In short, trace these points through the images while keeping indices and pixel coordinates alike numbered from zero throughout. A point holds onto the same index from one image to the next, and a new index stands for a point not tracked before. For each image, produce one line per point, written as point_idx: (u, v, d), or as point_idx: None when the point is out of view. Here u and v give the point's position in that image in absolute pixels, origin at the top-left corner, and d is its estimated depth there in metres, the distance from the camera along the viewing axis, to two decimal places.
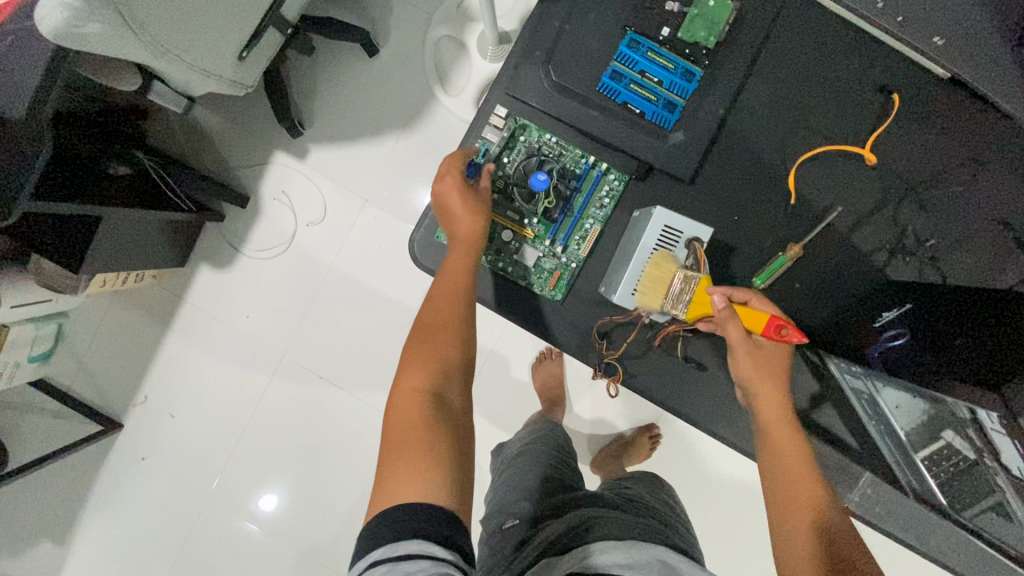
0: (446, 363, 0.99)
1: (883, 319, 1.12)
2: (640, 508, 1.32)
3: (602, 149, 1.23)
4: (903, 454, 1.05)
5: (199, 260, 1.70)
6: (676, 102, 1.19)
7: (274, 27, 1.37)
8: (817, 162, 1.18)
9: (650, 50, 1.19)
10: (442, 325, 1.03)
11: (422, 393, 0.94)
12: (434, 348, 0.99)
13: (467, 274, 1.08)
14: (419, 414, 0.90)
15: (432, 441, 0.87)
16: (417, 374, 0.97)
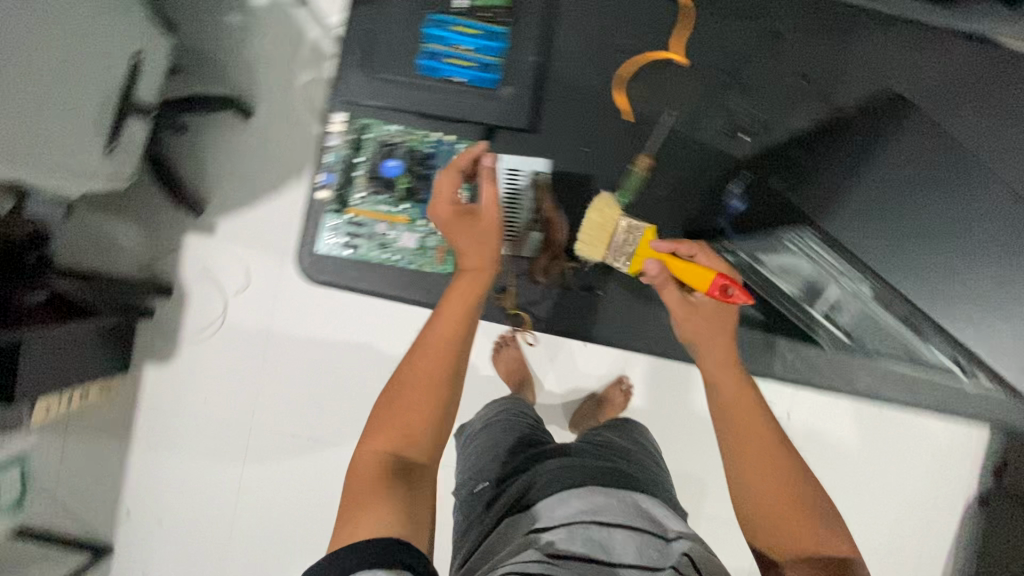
0: (412, 424, 0.95)
1: (731, 194, 1.43)
2: (609, 453, 1.37)
3: (442, 123, 1.51)
4: (796, 306, 1.48)
5: (144, 358, 1.73)
6: (494, 63, 1.47)
7: (134, 115, 1.28)
8: (636, 78, 1.46)
9: (455, 26, 1.46)
10: (426, 385, 0.98)
11: (386, 462, 0.91)
12: (411, 412, 0.96)
13: (462, 323, 1.03)
14: (377, 483, 0.88)
15: (396, 501, 0.86)
16: (383, 442, 0.93)
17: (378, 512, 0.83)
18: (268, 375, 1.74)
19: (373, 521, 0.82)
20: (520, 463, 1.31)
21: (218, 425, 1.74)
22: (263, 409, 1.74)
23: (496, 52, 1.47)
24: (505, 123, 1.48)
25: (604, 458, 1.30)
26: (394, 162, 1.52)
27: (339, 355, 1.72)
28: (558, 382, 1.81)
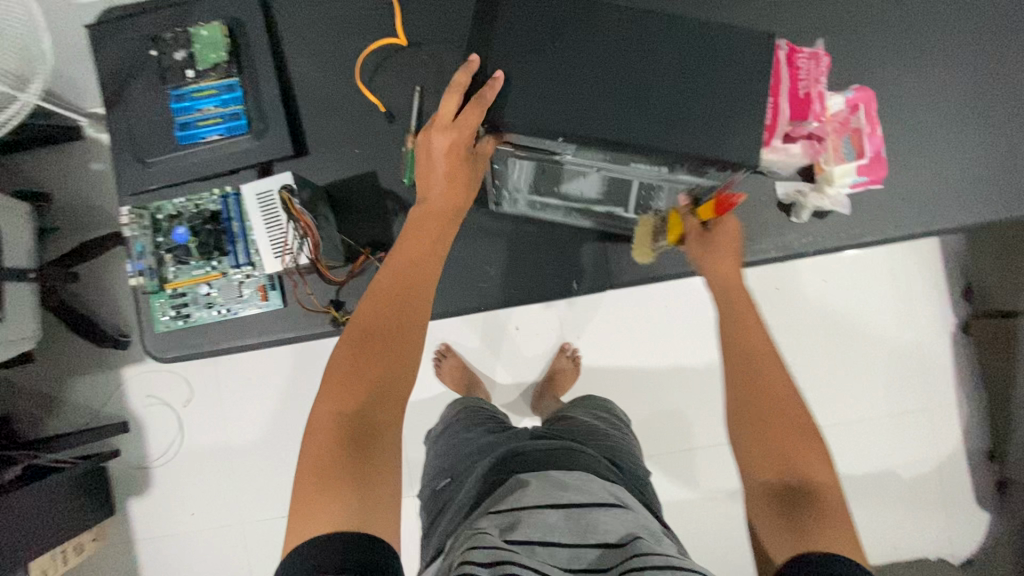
0: (383, 382, 0.69)
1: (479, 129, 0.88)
2: (591, 426, 1.02)
3: (218, 180, 1.01)
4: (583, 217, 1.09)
5: (125, 496, 1.76)
6: (237, 109, 0.97)
7: (12, 279, 1.38)
8: (376, 72, 1.01)
9: (193, 94, 0.97)
10: (392, 333, 0.72)
11: (350, 419, 0.66)
12: (375, 366, 0.69)
13: (428, 279, 0.78)
14: (343, 451, 0.63)
15: (383, 497, 0.62)
16: (344, 401, 0.67)
17: (358, 499, 0.60)
18: (242, 465, 1.74)
19: (346, 508, 0.59)
20: (491, 437, 0.98)
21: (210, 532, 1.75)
22: (245, 501, 1.75)
23: (236, 96, 0.97)
24: (278, 159, 0.99)
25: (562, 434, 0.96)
26: (183, 229, 0.96)
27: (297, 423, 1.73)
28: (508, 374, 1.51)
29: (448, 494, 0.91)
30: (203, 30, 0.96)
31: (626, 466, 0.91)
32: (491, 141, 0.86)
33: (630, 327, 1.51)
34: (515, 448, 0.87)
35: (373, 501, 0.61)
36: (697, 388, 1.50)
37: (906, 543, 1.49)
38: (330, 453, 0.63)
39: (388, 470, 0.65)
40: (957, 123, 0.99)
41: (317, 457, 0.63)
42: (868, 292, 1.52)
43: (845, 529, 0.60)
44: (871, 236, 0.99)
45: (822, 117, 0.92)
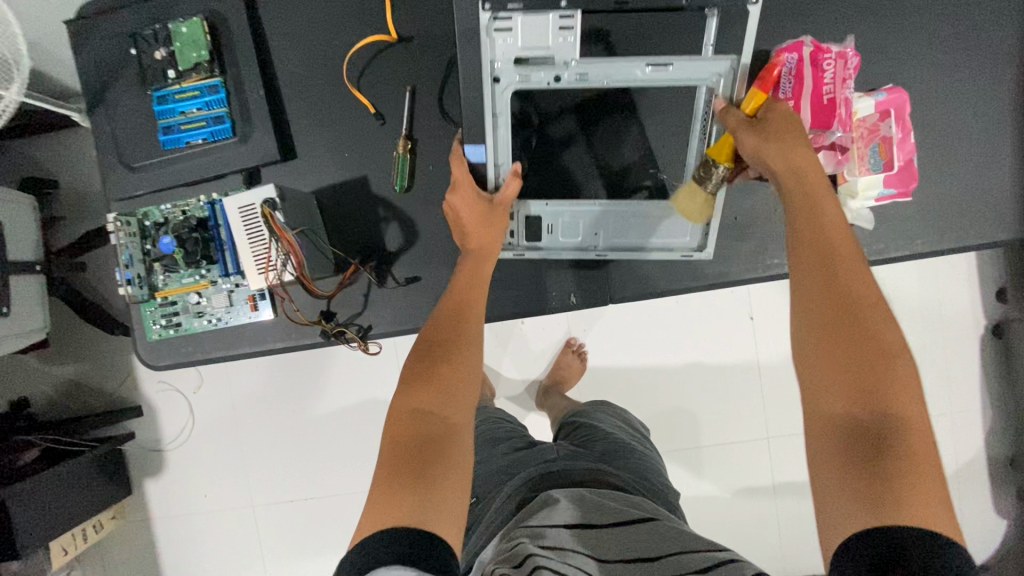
0: (457, 382, 0.72)
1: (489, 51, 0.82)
2: (616, 438, 0.93)
3: (206, 185, 0.98)
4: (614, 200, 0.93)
5: (142, 478, 1.67)
6: (222, 112, 0.92)
7: (21, 269, 1.33)
8: (370, 73, 0.95)
9: (175, 96, 0.92)
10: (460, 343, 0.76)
11: (429, 419, 0.67)
12: (450, 369, 0.72)
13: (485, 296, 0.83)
14: (416, 443, 0.64)
15: (449, 492, 0.62)
16: (424, 397, 0.69)
17: (427, 494, 0.59)
18: (253, 454, 1.62)
19: (413, 499, 0.58)
20: (510, 459, 0.88)
21: (223, 518, 1.64)
22: (256, 488, 1.62)
23: (220, 98, 0.92)
24: (266, 163, 0.95)
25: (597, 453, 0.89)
26: (169, 238, 0.93)
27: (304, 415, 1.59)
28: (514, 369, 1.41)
29: (478, 516, 0.84)
30: (183, 27, 0.90)
31: (651, 483, 0.83)
32: (513, 180, 0.86)
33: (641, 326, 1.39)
34: (542, 469, 0.79)
35: (442, 498, 0.60)
36: (709, 388, 1.39)
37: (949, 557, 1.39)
38: (404, 450, 0.64)
39: (456, 468, 0.64)
40: (1000, 126, 0.90)
41: (390, 458, 0.64)
42: (891, 288, 1.35)
43: (935, 480, 0.50)
44: (895, 252, 0.91)
45: (848, 125, 0.84)
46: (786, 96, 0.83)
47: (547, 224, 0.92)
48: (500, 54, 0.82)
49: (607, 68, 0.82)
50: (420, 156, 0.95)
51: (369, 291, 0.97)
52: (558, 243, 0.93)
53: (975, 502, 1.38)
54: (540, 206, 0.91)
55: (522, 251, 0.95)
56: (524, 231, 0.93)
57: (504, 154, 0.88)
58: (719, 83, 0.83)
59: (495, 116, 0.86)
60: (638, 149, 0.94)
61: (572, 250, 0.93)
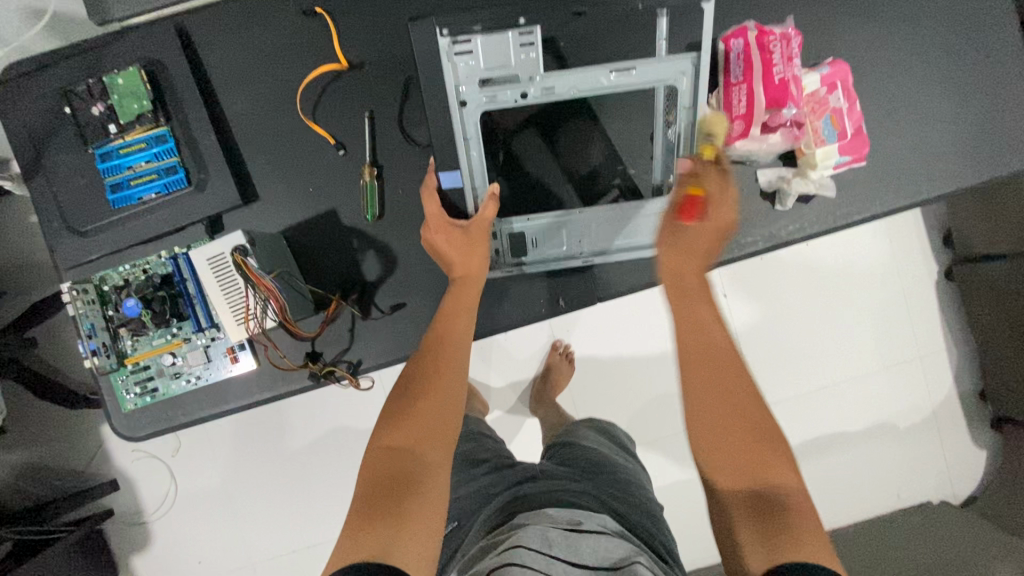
0: (433, 424, 0.69)
1: (455, 81, 0.84)
2: (602, 454, 0.89)
3: (165, 239, 0.92)
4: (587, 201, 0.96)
5: (128, 554, 1.56)
6: (173, 161, 0.88)
7: None
8: (323, 105, 0.93)
9: (121, 151, 0.88)
10: (439, 380, 0.73)
11: (406, 460, 0.65)
12: (429, 408, 0.70)
13: (464, 328, 0.80)
14: (391, 483, 0.62)
15: (424, 536, 0.59)
16: (401, 435, 0.67)
17: (395, 529, 0.58)
18: (242, 508, 1.53)
19: (386, 538, 0.57)
20: (488, 478, 0.84)
21: None
22: (252, 544, 1.54)
23: (169, 148, 0.88)
24: (226, 209, 0.91)
25: (599, 465, 0.85)
26: (132, 301, 0.87)
27: (289, 461, 1.51)
28: (505, 380, 1.39)
29: (458, 540, 0.78)
30: (120, 78, 0.86)
31: (635, 498, 0.79)
32: (491, 204, 0.86)
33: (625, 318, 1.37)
34: (522, 488, 0.76)
35: (408, 533, 0.58)
36: None
37: (940, 493, 1.44)
38: (375, 487, 0.62)
39: (428, 507, 0.61)
40: (932, 86, 0.95)
41: (361, 493, 0.62)
42: (852, 250, 1.41)
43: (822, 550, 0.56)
44: (856, 216, 0.95)
45: (800, 102, 0.88)
46: (737, 80, 0.88)
47: (531, 237, 0.90)
48: (464, 78, 0.84)
49: (572, 77, 0.83)
50: (387, 182, 0.93)
51: (354, 326, 0.94)
52: (544, 254, 0.92)
53: (951, 437, 1.45)
54: (523, 222, 0.89)
55: (511, 267, 0.92)
56: (510, 248, 0.91)
57: (480, 177, 0.88)
58: (684, 81, 0.83)
59: (467, 140, 0.86)
60: (602, 150, 0.96)
61: (558, 259, 0.92)
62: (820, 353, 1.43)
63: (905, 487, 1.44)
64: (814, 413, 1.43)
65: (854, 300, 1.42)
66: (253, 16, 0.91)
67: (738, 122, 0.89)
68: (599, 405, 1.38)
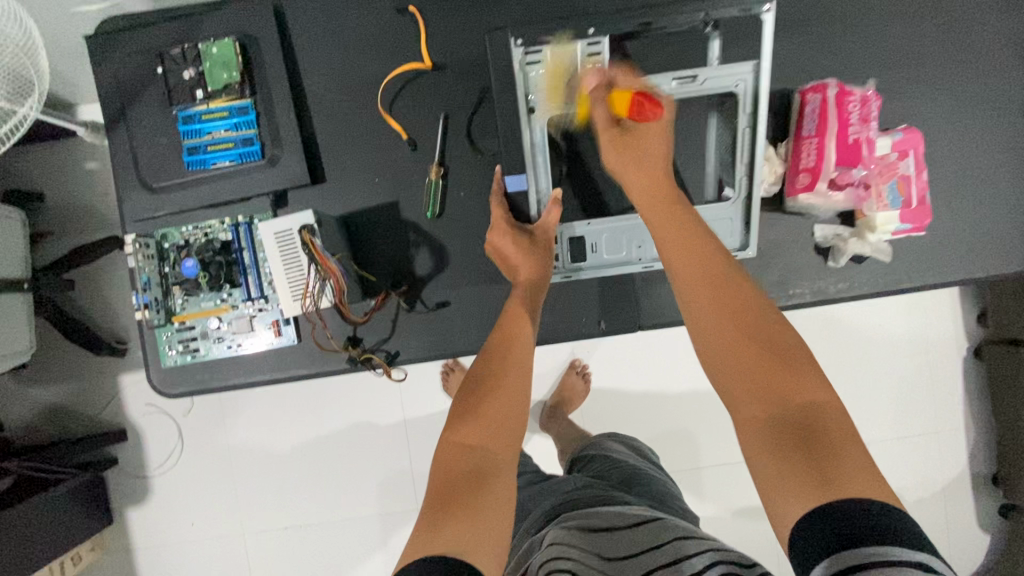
0: (501, 419, 0.70)
1: (525, 85, 0.87)
2: (630, 466, 0.91)
3: (229, 207, 0.95)
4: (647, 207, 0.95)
5: (127, 503, 1.58)
6: (250, 133, 0.91)
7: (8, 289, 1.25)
8: (400, 100, 0.95)
9: (202, 116, 0.91)
10: (504, 374, 0.75)
11: (476, 455, 0.67)
12: (500, 403, 0.71)
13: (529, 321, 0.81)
14: (465, 479, 0.64)
15: (492, 535, 0.60)
16: (472, 432, 0.68)
17: (473, 523, 0.60)
18: (245, 476, 1.55)
19: (458, 534, 0.59)
20: (525, 494, 0.88)
21: (214, 546, 1.56)
22: (249, 514, 1.55)
23: (249, 120, 0.91)
24: (293, 187, 0.93)
25: (632, 475, 0.88)
26: (192, 262, 0.90)
27: (299, 438, 1.53)
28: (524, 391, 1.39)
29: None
30: (213, 48, 0.89)
31: (671, 507, 0.81)
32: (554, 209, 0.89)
33: (653, 349, 1.38)
34: (565, 498, 0.78)
35: (481, 533, 0.60)
36: (717, 414, 1.38)
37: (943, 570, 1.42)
38: (448, 480, 0.65)
39: (498, 501, 0.64)
40: (998, 166, 0.95)
41: (433, 489, 0.64)
42: (886, 314, 1.41)
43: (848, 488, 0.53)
44: (906, 283, 0.96)
45: (870, 164, 0.89)
46: (809, 134, 0.89)
47: (591, 243, 0.92)
48: (534, 85, 0.87)
49: (635, 84, 0.84)
50: (451, 182, 0.95)
51: (397, 317, 0.96)
52: (603, 261, 0.93)
53: (962, 518, 1.43)
54: (582, 226, 0.91)
55: (571, 273, 0.93)
56: (570, 253, 0.93)
57: (544, 179, 0.90)
58: (743, 91, 0.84)
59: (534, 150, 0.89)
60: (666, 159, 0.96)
61: (617, 266, 0.93)
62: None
63: None
64: None
65: (882, 365, 1.42)
66: (345, 5, 0.94)
67: (805, 175, 0.90)
68: (614, 430, 1.38)
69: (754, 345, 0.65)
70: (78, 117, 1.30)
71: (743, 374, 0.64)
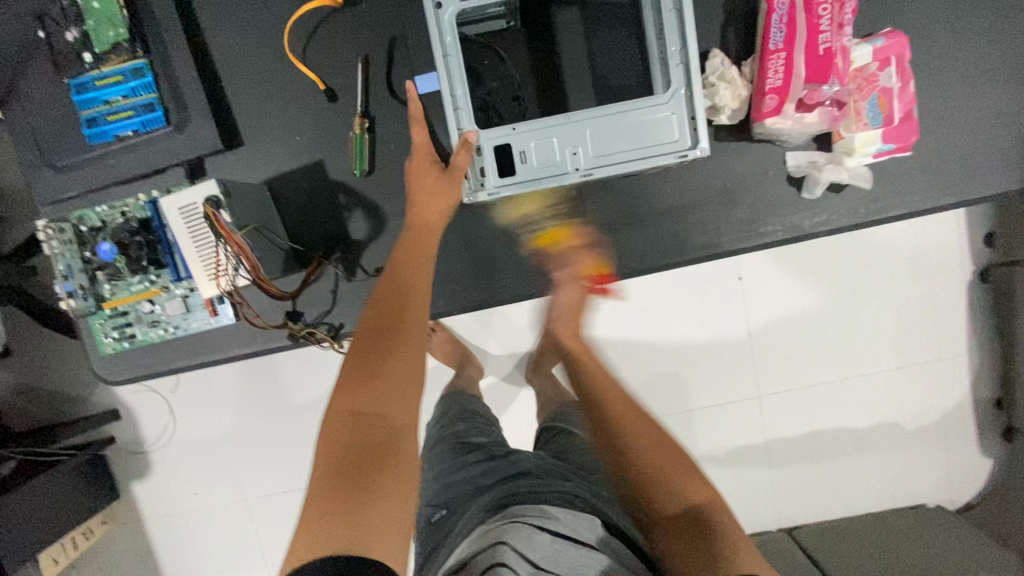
0: (394, 377, 0.66)
1: None
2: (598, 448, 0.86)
3: (148, 182, 0.88)
4: None
5: (128, 479, 1.61)
6: (151, 98, 0.82)
7: None
8: (313, 45, 0.85)
9: (97, 84, 0.82)
10: (398, 328, 0.70)
11: (369, 422, 0.62)
12: (394, 364, 0.67)
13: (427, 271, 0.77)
14: (355, 453, 0.59)
15: (390, 509, 0.57)
16: (362, 397, 0.64)
17: (365, 506, 0.55)
18: (235, 447, 1.56)
19: (351, 518, 0.54)
20: (480, 468, 0.82)
21: (218, 515, 1.59)
22: (246, 482, 1.57)
23: (147, 83, 0.82)
24: (208, 154, 0.85)
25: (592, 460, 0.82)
26: (108, 245, 0.85)
27: (282, 408, 1.52)
28: (501, 348, 1.35)
29: (445, 532, 0.76)
30: (95, 3, 0.80)
31: None
32: (463, 151, 0.77)
33: None
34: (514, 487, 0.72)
35: (376, 509, 0.56)
36: None
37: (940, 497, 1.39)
38: (339, 462, 0.59)
39: (401, 478, 0.60)
40: (1001, 65, 0.83)
41: (325, 465, 0.59)
42: (882, 241, 1.31)
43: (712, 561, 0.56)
44: (893, 210, 0.86)
45: (844, 78, 0.78)
46: (777, 47, 0.77)
47: (518, 150, 0.77)
48: None
49: None
50: (380, 135, 0.86)
51: (338, 287, 0.90)
52: (534, 172, 0.78)
53: (962, 446, 1.38)
54: (500, 129, 0.77)
55: (498, 191, 0.79)
56: (495, 165, 0.78)
57: (459, 82, 0.76)
58: None
59: (444, 48, 0.75)
60: (634, 76, 0.85)
61: (552, 177, 0.78)
62: (836, 347, 1.35)
63: (903, 488, 1.39)
64: (821, 408, 1.37)
65: (877, 296, 1.33)
66: None
67: (772, 96, 0.79)
68: None
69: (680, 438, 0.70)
70: None
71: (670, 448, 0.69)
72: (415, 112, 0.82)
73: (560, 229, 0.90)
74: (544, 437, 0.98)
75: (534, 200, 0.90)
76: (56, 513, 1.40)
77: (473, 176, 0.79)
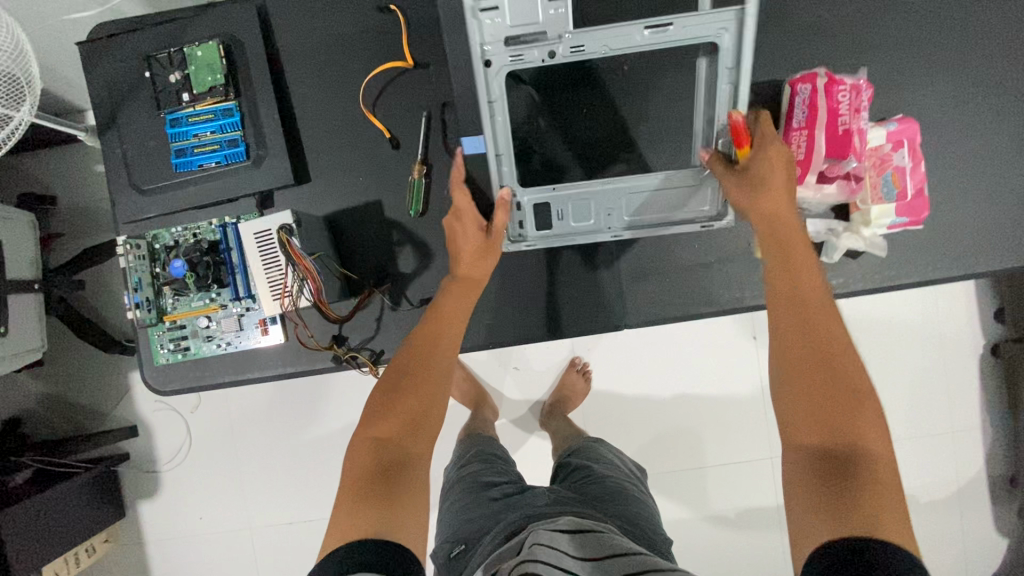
0: (414, 413, 0.75)
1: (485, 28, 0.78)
2: (618, 484, 0.89)
3: (220, 208, 0.96)
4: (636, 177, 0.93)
5: (138, 496, 1.60)
6: (236, 136, 0.92)
7: (23, 290, 1.27)
8: (383, 100, 0.95)
9: (190, 118, 0.92)
10: (425, 369, 0.79)
11: (387, 451, 0.71)
12: (417, 402, 0.76)
13: (463, 315, 0.86)
14: (377, 473, 0.68)
15: (407, 516, 0.64)
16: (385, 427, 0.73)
17: (387, 511, 0.63)
18: (248, 471, 1.56)
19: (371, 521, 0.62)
20: (497, 504, 0.85)
21: (222, 540, 1.58)
22: (254, 507, 1.57)
23: (234, 122, 0.91)
24: (279, 187, 0.94)
25: (606, 490, 0.87)
26: (180, 262, 0.90)
27: (300, 435, 1.54)
28: (520, 389, 1.38)
29: (465, 565, 0.78)
30: (198, 51, 0.91)
31: (642, 529, 0.80)
32: (502, 209, 0.85)
33: (652, 346, 1.34)
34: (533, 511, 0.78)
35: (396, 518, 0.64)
36: (716, 414, 1.34)
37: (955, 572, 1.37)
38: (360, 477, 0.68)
39: (411, 498, 0.67)
40: (1003, 156, 0.91)
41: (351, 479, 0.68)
42: (895, 310, 1.36)
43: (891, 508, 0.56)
44: (904, 279, 0.92)
45: (862, 155, 0.87)
46: (799, 126, 0.87)
47: (556, 209, 0.88)
48: (489, 36, 0.79)
49: (605, 36, 0.79)
50: (435, 180, 0.95)
51: (382, 315, 0.96)
52: (569, 230, 0.89)
53: (976, 519, 1.37)
54: (540, 187, 0.87)
55: (537, 242, 0.90)
56: (533, 221, 0.89)
57: (502, 138, 0.83)
58: (725, 38, 0.79)
59: (491, 104, 0.81)
60: (665, 144, 0.95)
61: (587, 235, 0.89)
62: None
63: None
64: None
65: (891, 363, 1.37)
66: (330, 6, 0.95)
67: (795, 168, 0.87)
68: (613, 427, 1.35)
69: (832, 396, 0.64)
70: (84, 121, 1.31)
71: (809, 397, 0.65)
72: (457, 171, 0.90)
73: (593, 277, 0.97)
74: (561, 472, 1.00)
75: (569, 247, 0.97)
76: (68, 526, 1.40)
77: (512, 227, 0.89)
